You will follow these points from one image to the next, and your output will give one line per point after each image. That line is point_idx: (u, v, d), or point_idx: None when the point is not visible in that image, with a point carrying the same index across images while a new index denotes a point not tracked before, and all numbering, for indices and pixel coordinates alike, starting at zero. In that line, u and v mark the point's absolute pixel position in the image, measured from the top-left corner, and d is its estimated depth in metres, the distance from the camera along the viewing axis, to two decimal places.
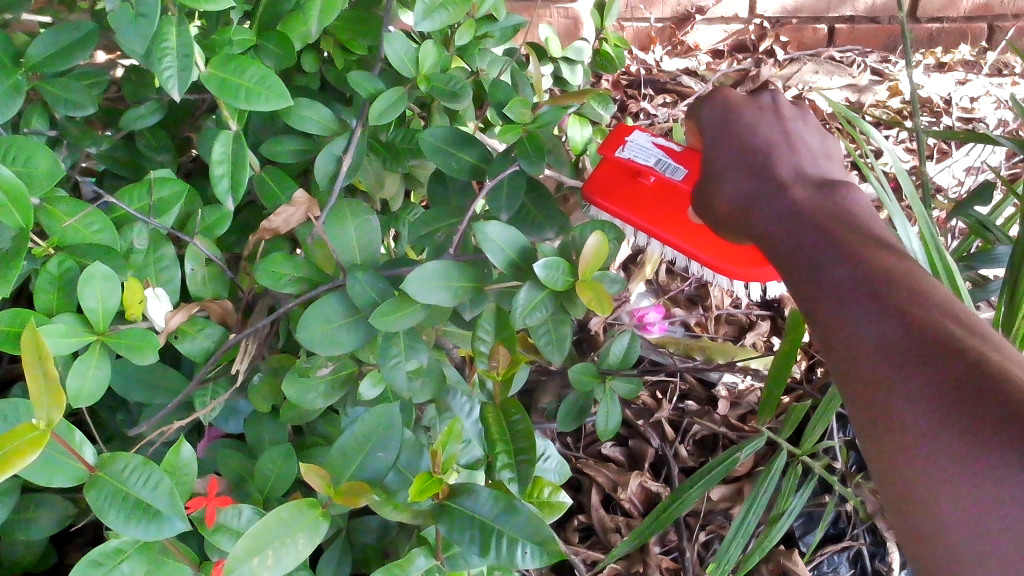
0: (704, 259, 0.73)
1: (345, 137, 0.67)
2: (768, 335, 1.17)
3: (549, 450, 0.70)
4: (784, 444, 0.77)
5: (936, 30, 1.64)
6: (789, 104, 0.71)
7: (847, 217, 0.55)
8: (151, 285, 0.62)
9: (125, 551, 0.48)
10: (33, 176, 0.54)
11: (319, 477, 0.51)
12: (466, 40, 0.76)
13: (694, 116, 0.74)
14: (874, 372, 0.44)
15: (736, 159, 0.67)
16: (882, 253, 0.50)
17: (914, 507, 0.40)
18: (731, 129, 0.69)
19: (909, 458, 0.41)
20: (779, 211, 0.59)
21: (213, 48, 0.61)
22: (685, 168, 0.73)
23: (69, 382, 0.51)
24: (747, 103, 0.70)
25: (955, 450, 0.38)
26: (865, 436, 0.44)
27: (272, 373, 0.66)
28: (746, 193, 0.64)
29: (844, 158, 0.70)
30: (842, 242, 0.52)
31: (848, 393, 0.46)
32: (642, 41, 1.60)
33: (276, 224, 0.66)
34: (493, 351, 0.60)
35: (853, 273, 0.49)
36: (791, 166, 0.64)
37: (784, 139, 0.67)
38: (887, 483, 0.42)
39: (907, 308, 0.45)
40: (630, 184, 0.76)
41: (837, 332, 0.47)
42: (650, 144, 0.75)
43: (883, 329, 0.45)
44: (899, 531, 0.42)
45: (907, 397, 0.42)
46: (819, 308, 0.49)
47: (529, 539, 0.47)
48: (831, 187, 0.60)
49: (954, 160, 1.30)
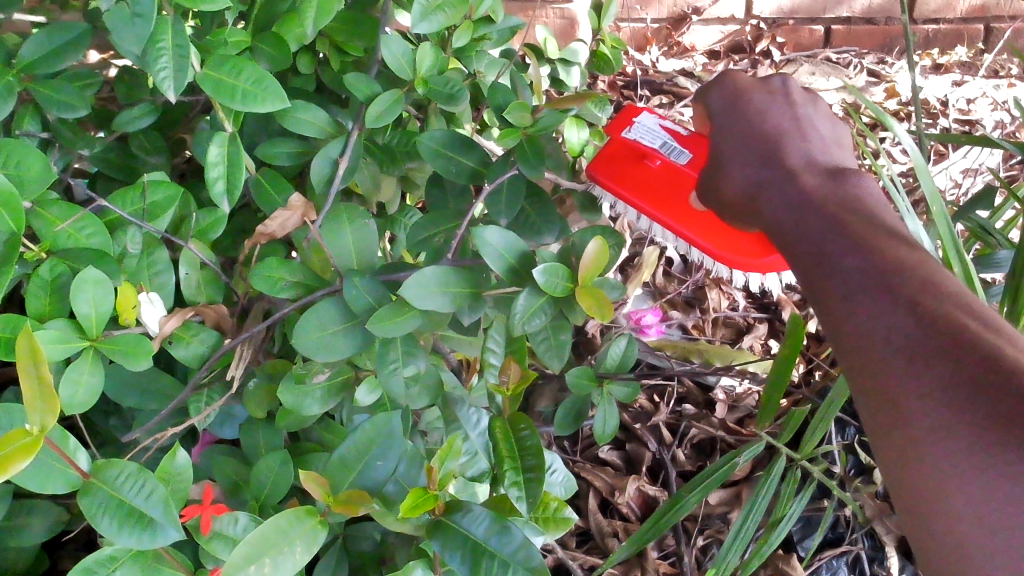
0: (707, 247, 0.72)
1: (341, 140, 0.67)
2: (766, 338, 1.17)
3: (556, 463, 0.68)
4: (783, 449, 0.75)
5: (933, 32, 1.62)
6: (798, 90, 0.71)
7: (857, 208, 0.56)
8: (144, 289, 0.61)
9: (119, 559, 0.47)
10: (24, 180, 0.53)
11: (319, 486, 0.50)
12: (464, 42, 0.75)
13: (702, 101, 0.74)
14: (886, 364, 0.45)
15: (745, 144, 0.67)
16: (893, 243, 0.51)
17: (924, 502, 0.42)
18: (740, 113, 0.69)
19: (920, 451, 0.42)
20: (787, 199, 0.60)
21: (207, 50, 0.60)
22: (689, 152, 0.77)
23: (62, 389, 0.51)
24: (758, 88, 0.71)
25: (968, 447, 0.40)
26: (873, 428, 0.46)
27: (267, 378, 0.66)
28: (755, 180, 0.64)
29: (852, 145, 0.71)
30: (853, 231, 0.53)
31: (855, 383, 0.47)
32: (638, 42, 1.58)
33: (271, 229, 0.63)
34: (504, 366, 0.61)
35: (864, 263, 0.50)
36: (801, 155, 0.65)
37: (794, 126, 0.67)
38: (895, 475, 0.44)
39: (920, 301, 0.46)
40: (636, 166, 0.76)
41: (847, 322, 0.48)
42: (657, 126, 0.78)
43: (893, 320, 0.46)
44: (907, 523, 0.44)
45: (918, 390, 0.43)
46: (829, 297, 0.50)
47: (520, 565, 0.47)
48: (842, 176, 0.61)
49: (951, 162, 1.31)
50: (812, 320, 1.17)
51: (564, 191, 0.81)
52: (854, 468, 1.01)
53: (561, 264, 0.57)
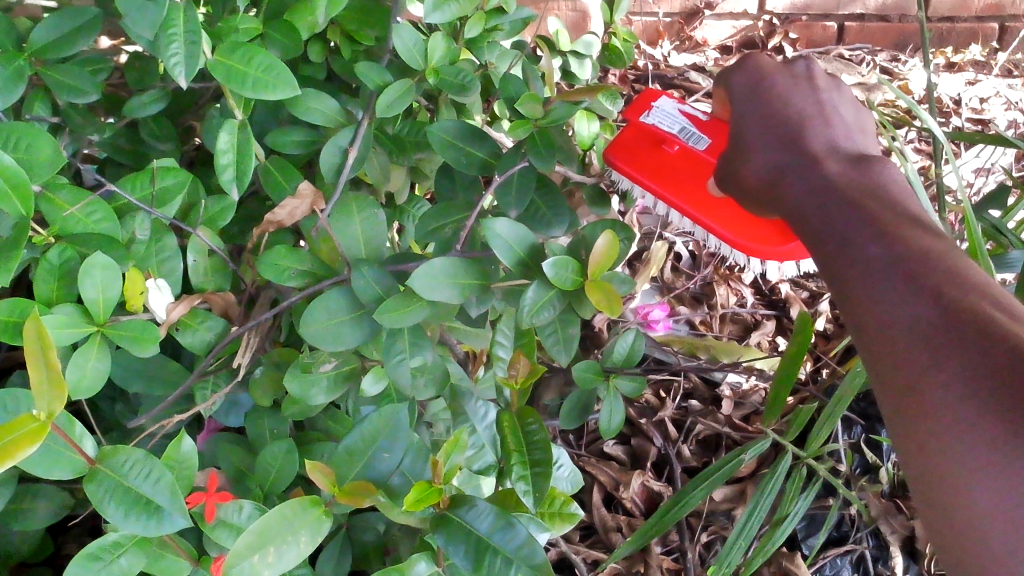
0: (723, 234, 0.73)
1: (351, 129, 0.66)
2: (774, 335, 1.16)
3: (562, 457, 0.67)
4: (789, 446, 0.75)
5: (947, 29, 1.60)
6: (823, 75, 0.71)
7: (881, 196, 0.56)
8: (152, 275, 0.60)
9: (124, 545, 0.48)
10: (34, 164, 0.53)
11: (325, 476, 0.50)
12: (476, 33, 0.74)
13: (724, 84, 0.73)
14: (908, 354, 0.45)
15: (767, 130, 0.67)
16: (917, 233, 0.51)
17: (944, 496, 0.42)
18: (762, 97, 0.69)
19: (941, 444, 0.42)
20: (809, 187, 0.60)
21: (219, 36, 0.60)
22: (708, 138, 0.76)
23: (68, 374, 0.50)
24: (781, 71, 0.70)
25: (991, 439, 0.39)
26: (893, 418, 0.45)
27: (274, 366, 0.66)
28: (776, 166, 0.64)
29: (875, 133, 0.70)
30: (877, 221, 0.53)
31: (877, 373, 0.47)
32: (650, 36, 1.57)
33: (280, 217, 0.63)
34: (513, 360, 0.61)
35: (889, 252, 0.50)
36: (824, 140, 0.65)
37: (818, 111, 0.67)
38: (915, 468, 0.44)
39: (944, 291, 0.46)
40: (654, 152, 0.76)
41: (869, 311, 0.49)
42: (676, 112, 0.77)
43: (918, 309, 0.46)
44: (924, 516, 0.44)
45: (941, 380, 0.43)
46: (853, 285, 0.51)
47: (523, 561, 0.47)
48: (866, 163, 0.60)
49: (964, 161, 1.29)
50: (821, 317, 1.17)
51: (573, 183, 0.80)
52: (858, 466, 1.01)
53: (570, 258, 0.57)
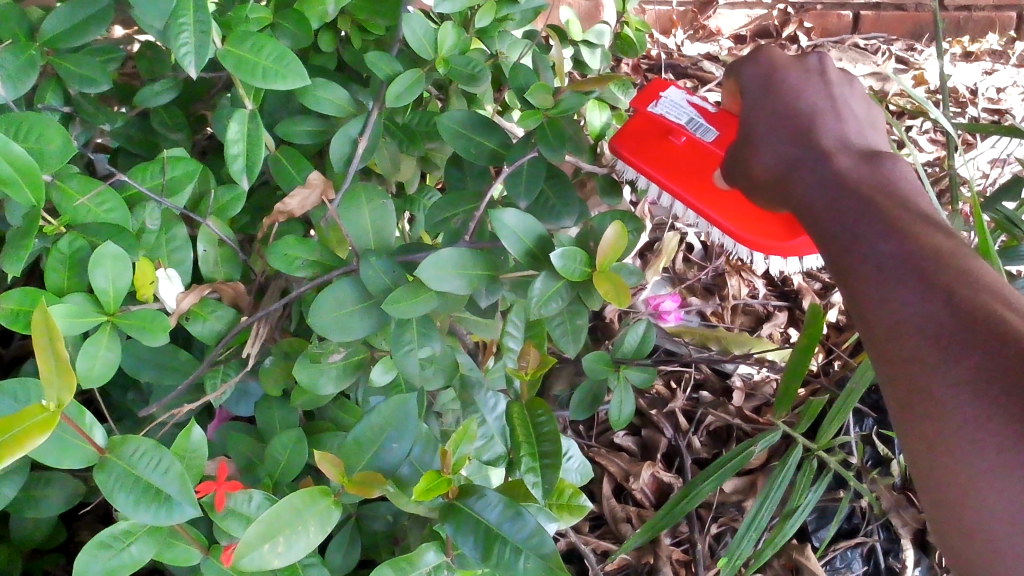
0: (730, 228, 0.72)
1: (361, 119, 0.66)
2: (786, 327, 1.15)
3: (572, 449, 0.66)
4: (800, 439, 0.73)
5: (964, 18, 1.57)
6: (836, 69, 0.70)
7: (893, 192, 0.55)
8: (163, 265, 0.61)
9: (134, 533, 0.48)
10: (44, 154, 0.53)
11: (334, 466, 0.51)
12: (487, 22, 0.74)
13: (735, 76, 0.72)
14: (918, 352, 0.44)
15: (778, 124, 0.66)
16: (929, 230, 0.50)
17: (952, 496, 0.41)
18: (774, 90, 0.68)
19: (949, 444, 0.41)
20: (820, 183, 0.59)
21: (229, 26, 0.59)
22: (716, 130, 0.75)
23: (79, 363, 0.51)
24: (794, 65, 0.69)
25: (1001, 440, 0.39)
26: (901, 417, 0.45)
27: (283, 356, 0.66)
28: (787, 160, 0.63)
29: (887, 129, 0.69)
30: (888, 217, 0.52)
31: (885, 371, 0.47)
32: (664, 25, 1.55)
33: (290, 207, 0.63)
34: (522, 351, 0.59)
35: (899, 250, 0.49)
36: (836, 135, 0.64)
37: (830, 106, 0.66)
38: (922, 467, 0.43)
39: (955, 290, 0.45)
40: (660, 144, 0.75)
41: (879, 309, 0.48)
42: (684, 102, 0.76)
43: (928, 309, 0.45)
44: (931, 516, 0.43)
45: (949, 379, 0.42)
46: (862, 282, 0.50)
47: (532, 551, 0.47)
48: (877, 159, 0.59)
49: (980, 152, 1.27)
50: (832, 309, 1.16)
51: (584, 174, 0.80)
52: (869, 459, 1.00)
53: (579, 249, 0.56)
